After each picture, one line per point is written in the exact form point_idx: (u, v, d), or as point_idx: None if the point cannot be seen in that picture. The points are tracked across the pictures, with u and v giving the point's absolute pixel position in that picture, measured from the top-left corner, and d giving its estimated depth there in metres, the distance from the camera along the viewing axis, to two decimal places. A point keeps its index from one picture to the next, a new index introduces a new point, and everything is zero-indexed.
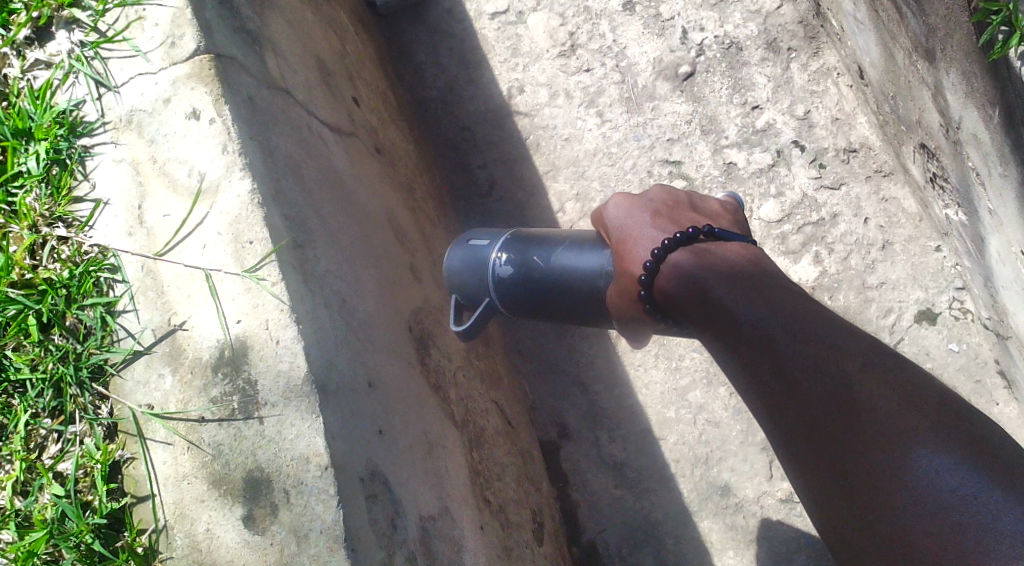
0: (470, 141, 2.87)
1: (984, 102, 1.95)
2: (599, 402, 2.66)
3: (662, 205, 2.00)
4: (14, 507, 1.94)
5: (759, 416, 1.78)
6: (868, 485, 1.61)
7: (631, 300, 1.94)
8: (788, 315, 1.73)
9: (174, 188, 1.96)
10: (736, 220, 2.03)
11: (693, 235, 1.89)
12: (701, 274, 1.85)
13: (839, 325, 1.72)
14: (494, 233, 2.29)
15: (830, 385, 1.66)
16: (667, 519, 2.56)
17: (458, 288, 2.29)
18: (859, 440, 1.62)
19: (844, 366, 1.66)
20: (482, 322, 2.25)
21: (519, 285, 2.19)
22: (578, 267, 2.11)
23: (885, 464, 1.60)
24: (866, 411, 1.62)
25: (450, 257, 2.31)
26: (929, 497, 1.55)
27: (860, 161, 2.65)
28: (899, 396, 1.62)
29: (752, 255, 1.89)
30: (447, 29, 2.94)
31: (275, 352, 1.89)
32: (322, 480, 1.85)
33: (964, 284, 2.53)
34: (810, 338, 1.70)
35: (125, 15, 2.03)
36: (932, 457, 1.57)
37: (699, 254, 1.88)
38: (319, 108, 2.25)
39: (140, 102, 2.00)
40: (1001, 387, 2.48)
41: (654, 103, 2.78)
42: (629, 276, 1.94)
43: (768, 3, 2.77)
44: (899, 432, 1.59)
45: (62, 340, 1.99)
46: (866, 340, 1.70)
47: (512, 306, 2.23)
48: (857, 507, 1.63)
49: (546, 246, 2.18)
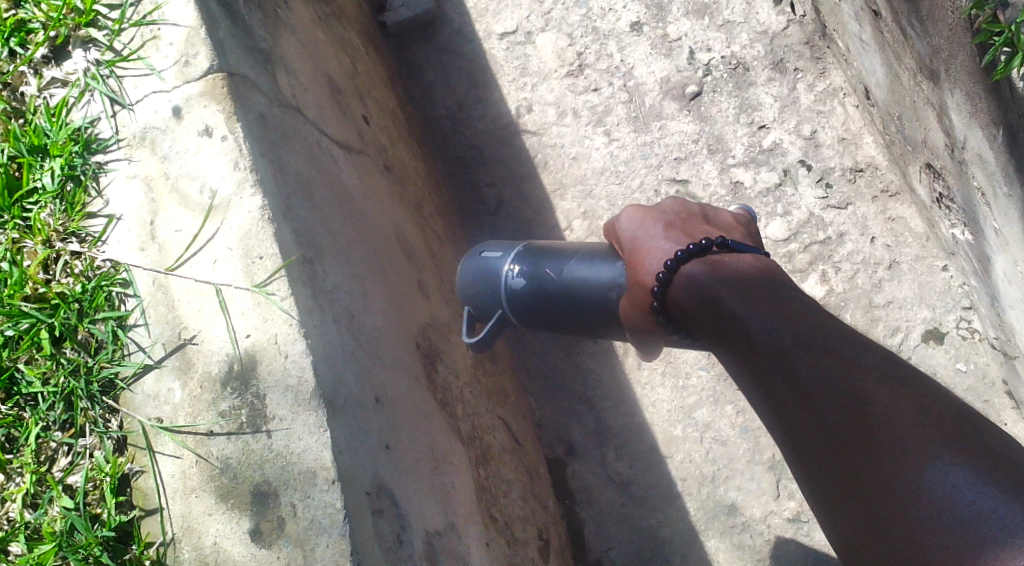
0: (479, 160, 2.90)
1: (989, 122, 1.97)
2: (605, 420, 2.67)
3: (675, 216, 2.02)
4: (24, 519, 1.95)
5: (773, 430, 1.78)
6: (883, 499, 1.61)
7: (643, 311, 1.97)
8: (802, 328, 1.75)
9: (186, 204, 1.99)
10: (749, 233, 2.05)
11: (706, 246, 1.91)
12: (714, 285, 1.86)
13: (853, 339, 1.73)
14: (507, 245, 2.31)
15: (844, 398, 1.67)
16: (673, 537, 2.56)
17: (471, 300, 2.31)
18: (874, 453, 1.63)
19: (858, 379, 1.67)
20: (495, 333, 2.28)
21: (531, 296, 2.21)
22: (590, 280, 2.12)
23: (900, 477, 1.60)
24: (880, 423, 1.63)
25: (463, 268, 2.34)
26: (944, 510, 1.55)
27: (866, 181, 2.67)
28: (914, 409, 1.62)
29: (766, 266, 1.90)
30: (456, 49, 2.98)
31: (283, 366, 1.91)
32: (328, 494, 1.86)
33: (971, 303, 2.54)
34: (824, 351, 1.71)
35: (140, 34, 2.05)
36: (946, 471, 1.57)
37: (712, 265, 1.90)
38: (330, 126, 2.28)
39: (154, 119, 2.03)
40: (1009, 407, 2.48)
41: (661, 123, 2.80)
42: (641, 287, 1.96)
43: (775, 24, 2.80)
44: (914, 445, 1.60)
45: (73, 353, 2.01)
46: (881, 354, 1.71)
47: (524, 317, 2.25)
48: (872, 521, 1.63)
49: (559, 258, 2.20)
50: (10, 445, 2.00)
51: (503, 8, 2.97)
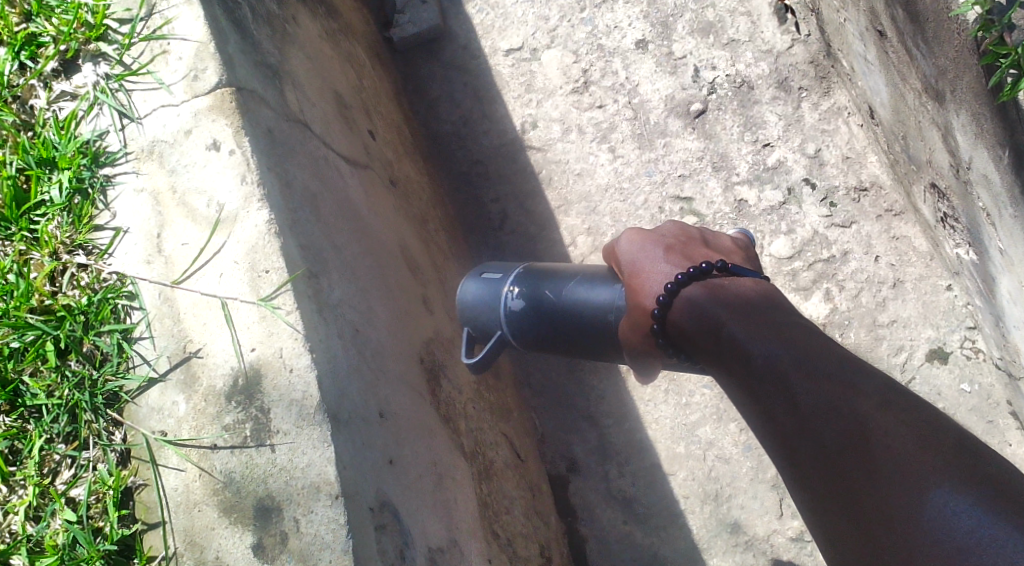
0: (483, 175, 2.91)
1: (994, 143, 1.98)
2: (608, 437, 2.66)
3: (675, 240, 2.02)
4: (25, 532, 1.94)
5: (773, 455, 1.78)
6: (884, 523, 1.61)
7: (643, 334, 1.97)
8: (802, 352, 1.75)
9: (193, 217, 1.99)
10: (748, 256, 2.05)
11: (706, 270, 1.91)
12: (714, 309, 1.87)
13: (854, 363, 1.73)
14: (507, 267, 2.32)
15: (843, 422, 1.67)
16: (675, 555, 2.56)
17: (470, 321, 2.30)
18: (874, 479, 1.63)
19: (859, 405, 1.67)
20: (495, 354, 2.25)
21: (531, 318, 2.21)
22: (589, 301, 2.13)
23: (900, 501, 1.59)
24: (880, 449, 1.63)
25: (462, 290, 2.33)
26: (946, 537, 1.55)
27: (871, 200, 2.67)
28: (915, 434, 1.62)
29: (766, 290, 1.90)
30: (462, 65, 2.99)
31: (288, 380, 1.91)
32: (332, 510, 1.86)
33: (975, 323, 2.54)
34: (823, 375, 1.71)
35: (150, 49, 2.07)
36: (948, 497, 1.56)
37: (712, 288, 1.90)
38: (336, 141, 2.29)
39: (162, 133, 2.04)
40: (1013, 427, 2.48)
41: (665, 140, 2.81)
42: (641, 311, 1.97)
43: (779, 43, 2.81)
44: (915, 472, 1.59)
45: (78, 366, 2.01)
46: (880, 379, 1.71)
47: (523, 339, 2.24)
48: (872, 547, 1.62)
49: (558, 279, 2.21)
50: (14, 457, 1.99)
51: (509, 25, 2.99)
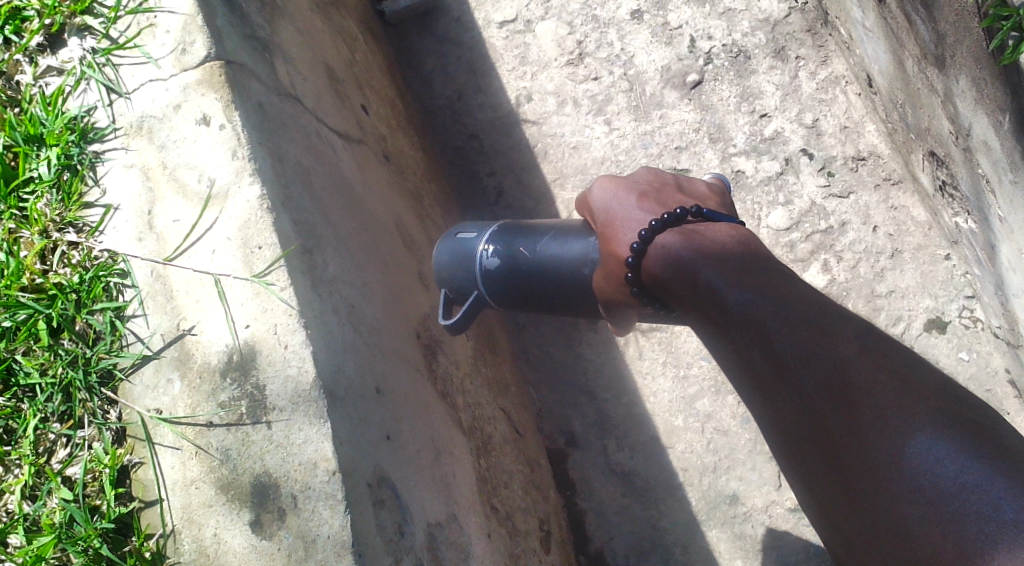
0: (479, 150, 2.88)
1: (995, 108, 1.95)
2: (607, 411, 2.65)
3: (648, 187, 2.00)
4: (22, 512, 1.94)
5: (754, 405, 1.77)
6: (865, 471, 1.60)
7: (617, 284, 1.95)
8: (780, 299, 1.73)
9: (184, 193, 1.97)
10: (723, 202, 2.03)
11: (681, 216, 1.89)
12: (688, 256, 1.84)
13: (833, 310, 1.71)
14: (481, 226, 2.28)
15: (823, 369, 1.65)
16: (674, 527, 2.55)
17: (447, 282, 2.26)
18: (855, 427, 1.61)
19: (840, 351, 1.65)
20: (473, 314, 2.22)
21: (507, 276, 2.18)
22: (564, 257, 2.11)
23: (881, 449, 1.58)
24: (862, 397, 1.61)
25: (437, 252, 2.29)
26: (929, 484, 1.54)
27: (869, 169, 2.65)
28: (896, 381, 1.61)
29: (742, 236, 1.87)
30: (456, 38, 2.96)
31: (283, 357, 1.90)
32: (328, 486, 1.85)
33: (973, 292, 2.53)
34: (802, 322, 1.69)
35: (136, 22, 2.04)
36: (930, 444, 1.55)
37: (687, 235, 1.86)
38: (328, 115, 2.26)
39: (151, 108, 2.01)
40: (1011, 396, 2.46)
41: (661, 112, 2.79)
42: (615, 259, 1.94)
43: (777, 11, 2.78)
44: (896, 419, 1.58)
45: (71, 344, 1.99)
46: (860, 326, 1.69)
47: (501, 298, 2.21)
48: (855, 495, 1.62)
49: (532, 236, 2.18)
50: (8, 436, 1.98)
51: None
